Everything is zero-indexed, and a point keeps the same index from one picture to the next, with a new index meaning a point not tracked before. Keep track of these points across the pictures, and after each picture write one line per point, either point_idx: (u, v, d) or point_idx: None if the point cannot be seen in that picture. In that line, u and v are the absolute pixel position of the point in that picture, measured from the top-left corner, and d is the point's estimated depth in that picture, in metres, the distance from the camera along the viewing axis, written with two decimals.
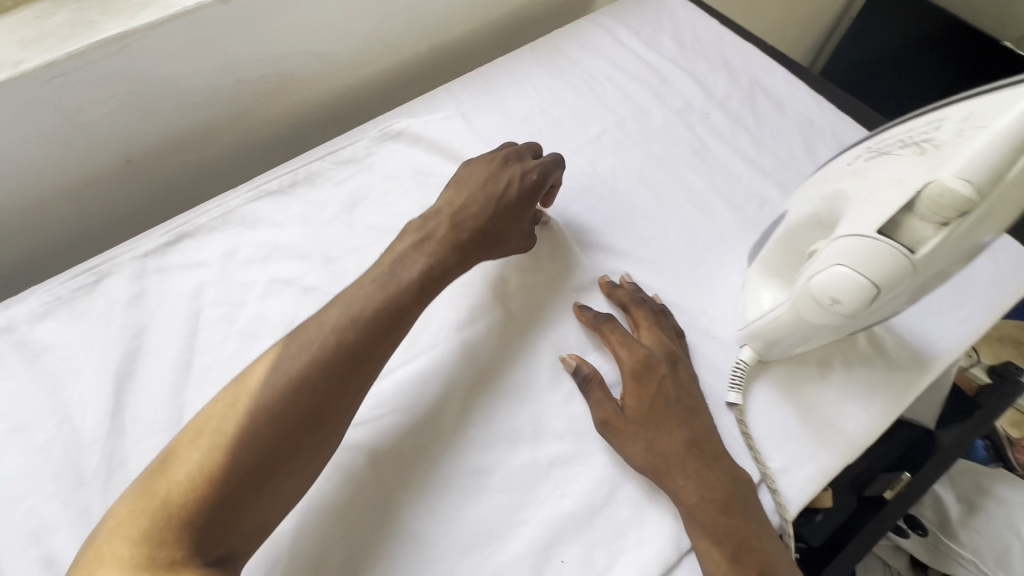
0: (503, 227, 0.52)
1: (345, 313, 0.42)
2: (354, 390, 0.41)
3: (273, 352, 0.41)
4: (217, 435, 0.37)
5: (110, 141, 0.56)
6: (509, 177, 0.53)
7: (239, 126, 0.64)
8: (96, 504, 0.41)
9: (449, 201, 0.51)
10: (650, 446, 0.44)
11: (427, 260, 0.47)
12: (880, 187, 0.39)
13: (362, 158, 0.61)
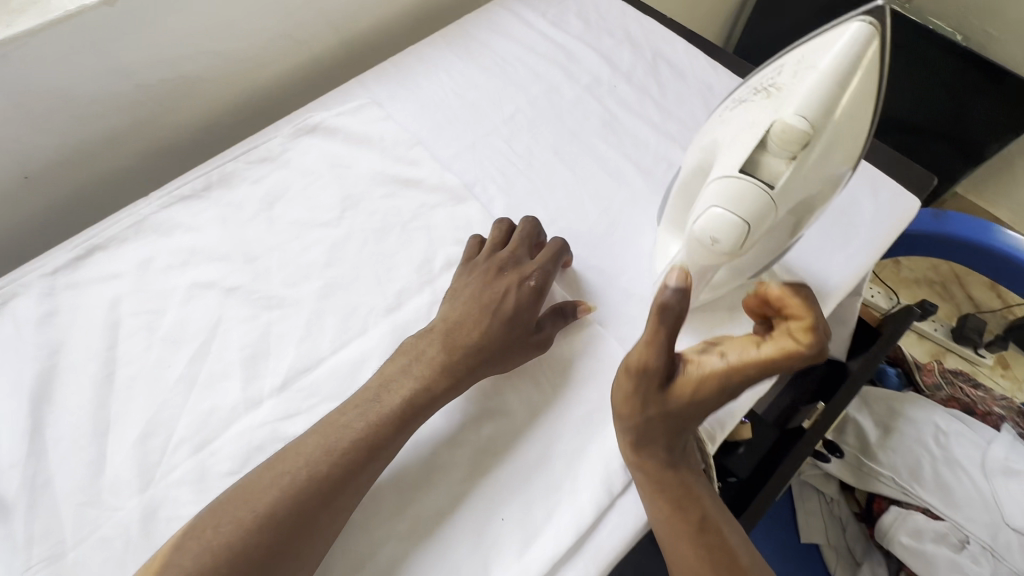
0: (517, 342, 0.48)
1: (342, 443, 0.42)
2: (340, 513, 0.41)
3: (249, 481, 0.41)
4: (175, 570, 0.37)
5: (5, 158, 0.54)
6: (513, 285, 0.50)
7: (146, 135, 0.62)
8: (21, 524, 0.42)
9: (448, 325, 0.48)
10: (670, 390, 0.42)
11: (414, 386, 0.45)
12: (738, 133, 0.40)
13: (277, 155, 0.60)
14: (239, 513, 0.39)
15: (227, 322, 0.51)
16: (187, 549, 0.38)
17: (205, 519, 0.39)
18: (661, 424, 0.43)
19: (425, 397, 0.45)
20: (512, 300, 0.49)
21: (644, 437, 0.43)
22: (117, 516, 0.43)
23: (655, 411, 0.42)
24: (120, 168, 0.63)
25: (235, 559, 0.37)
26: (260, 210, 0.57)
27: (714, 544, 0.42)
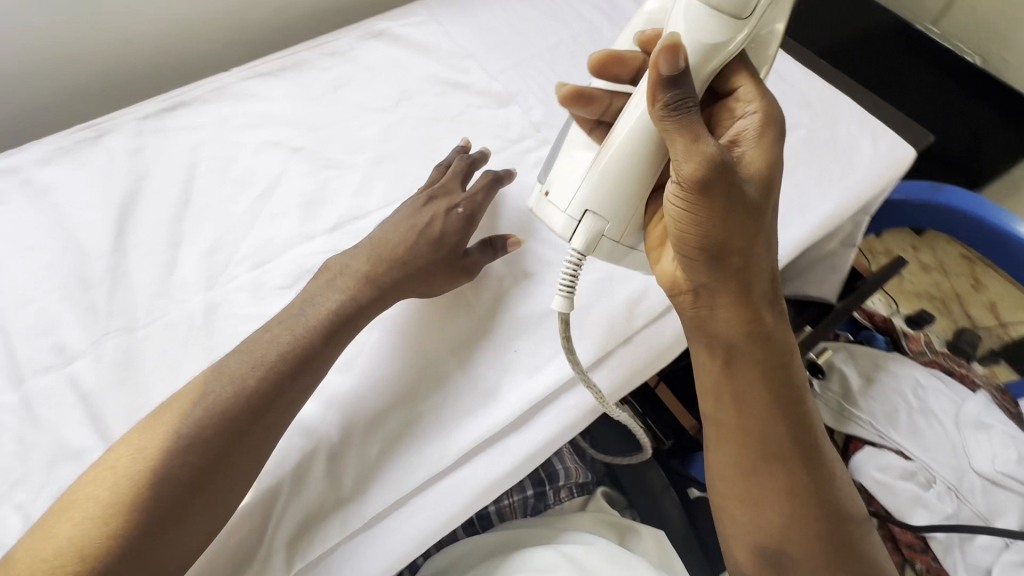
0: (439, 268, 0.49)
1: (264, 357, 0.41)
2: (265, 431, 0.39)
3: (170, 405, 0.38)
4: (96, 503, 0.34)
5: (115, 23, 0.61)
6: (445, 211, 0.50)
7: (231, 27, 0.69)
8: (103, 302, 0.49)
9: (373, 245, 0.48)
10: (756, 202, 0.40)
11: (340, 298, 0.44)
12: None
13: (345, 52, 0.68)
14: (161, 439, 0.37)
15: (290, 174, 0.58)
16: (104, 480, 0.35)
17: (129, 441, 0.37)
18: (755, 283, 0.43)
19: (343, 318, 0.44)
20: (439, 224, 0.50)
21: (738, 295, 0.42)
22: (184, 307, 0.49)
23: (745, 236, 0.41)
24: (204, 50, 0.70)
25: (162, 470, 0.36)
26: (327, 92, 0.65)
27: (801, 449, 0.44)
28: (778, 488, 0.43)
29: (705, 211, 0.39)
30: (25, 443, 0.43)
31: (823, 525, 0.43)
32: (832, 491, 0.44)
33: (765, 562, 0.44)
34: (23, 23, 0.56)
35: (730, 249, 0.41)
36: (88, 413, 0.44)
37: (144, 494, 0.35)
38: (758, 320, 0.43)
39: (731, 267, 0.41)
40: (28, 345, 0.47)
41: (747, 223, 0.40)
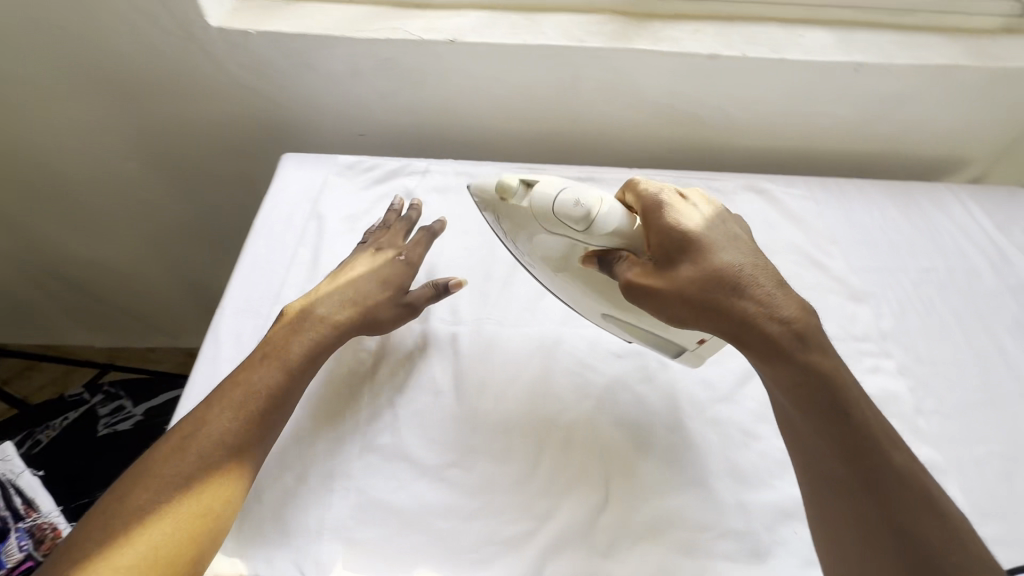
0: (385, 302, 0.58)
1: (239, 377, 0.50)
2: (247, 429, 0.47)
3: (201, 412, 0.48)
4: (165, 485, 0.43)
5: (580, 107, 0.83)
6: (388, 260, 0.61)
7: (645, 138, 0.87)
8: (491, 294, 0.64)
9: (340, 292, 0.57)
10: (691, 276, 0.47)
11: (316, 331, 0.54)
12: (511, 212, 0.53)
13: (727, 193, 0.79)
14: (149, 460, 0.44)
15: None
16: (170, 468, 0.44)
17: (141, 475, 0.44)
18: (754, 312, 0.46)
19: (313, 349, 0.53)
20: (380, 270, 0.60)
21: (747, 332, 0.46)
22: (540, 329, 0.61)
23: (707, 296, 0.47)
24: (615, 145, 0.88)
25: (146, 484, 0.43)
26: None
27: (865, 470, 0.42)
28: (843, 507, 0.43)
29: (674, 301, 0.48)
30: (410, 364, 0.57)
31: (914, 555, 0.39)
32: (916, 517, 0.40)
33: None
34: (531, 87, 0.80)
35: (705, 317, 0.47)
36: (453, 369, 0.57)
37: (141, 506, 0.42)
38: (779, 344, 0.45)
39: (722, 313, 0.47)
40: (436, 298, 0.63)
41: (705, 279, 0.47)
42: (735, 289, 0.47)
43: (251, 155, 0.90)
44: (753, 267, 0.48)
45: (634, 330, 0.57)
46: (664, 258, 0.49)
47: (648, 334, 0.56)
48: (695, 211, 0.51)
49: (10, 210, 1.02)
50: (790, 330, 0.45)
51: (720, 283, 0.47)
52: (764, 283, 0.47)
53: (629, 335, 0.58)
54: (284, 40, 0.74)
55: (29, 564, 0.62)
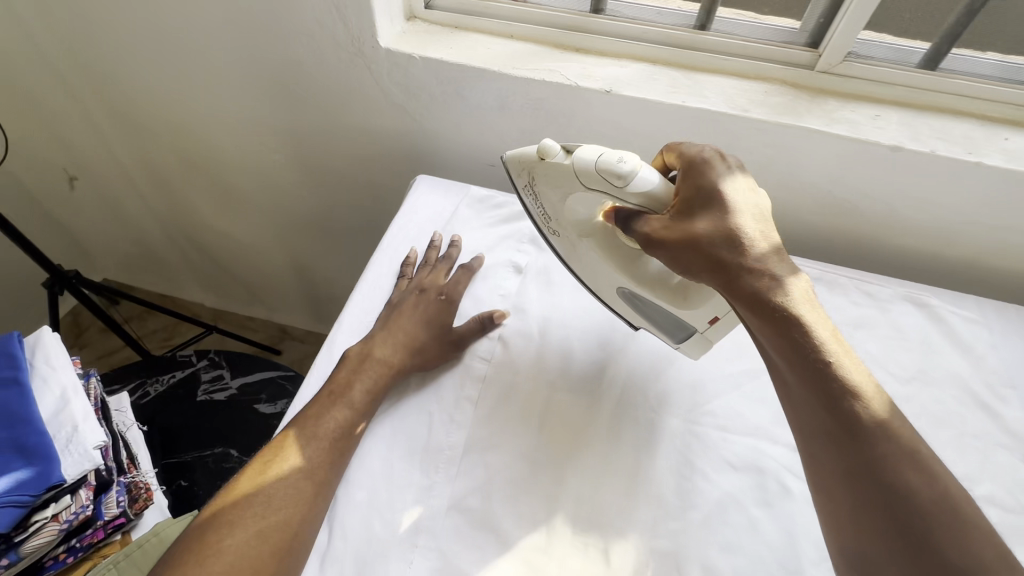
0: (431, 338, 0.59)
1: (312, 410, 0.52)
2: (323, 452, 0.49)
3: (280, 445, 0.49)
4: (248, 514, 0.44)
5: None
6: (430, 298, 0.63)
7: (788, 217, 0.80)
8: (603, 363, 0.61)
9: (396, 333, 0.59)
10: (704, 227, 0.47)
11: (382, 366, 0.55)
12: (544, 176, 0.57)
13: (881, 299, 0.70)
14: (237, 492, 0.46)
15: None
16: (251, 501, 0.45)
17: (226, 506, 0.45)
18: (756, 269, 0.45)
19: (381, 381, 0.55)
20: (426, 312, 0.61)
21: (747, 291, 0.45)
22: (651, 415, 0.57)
23: (719, 254, 0.46)
24: None
25: (235, 504, 0.45)
26: (845, 325, 0.67)
27: (850, 427, 0.40)
28: (836, 474, 0.40)
29: (687, 256, 0.47)
30: (511, 423, 0.55)
31: (906, 526, 0.37)
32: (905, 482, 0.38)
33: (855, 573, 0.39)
34: None
35: (710, 271, 0.46)
36: (553, 439, 0.54)
37: (230, 521, 0.44)
38: (772, 300, 0.44)
39: (729, 272, 0.46)
40: (547, 357, 0.60)
41: (715, 236, 0.46)
42: (734, 244, 0.46)
43: (384, 166, 0.93)
44: (764, 228, 0.47)
45: (646, 308, 0.58)
46: (682, 216, 0.49)
47: (659, 310, 0.57)
48: (730, 173, 0.50)
49: (169, 177, 1.13)
50: (788, 290, 0.44)
51: (733, 240, 0.46)
52: (769, 242, 0.46)
53: (638, 317, 0.60)
54: (443, 67, 0.76)
55: (120, 520, 0.64)
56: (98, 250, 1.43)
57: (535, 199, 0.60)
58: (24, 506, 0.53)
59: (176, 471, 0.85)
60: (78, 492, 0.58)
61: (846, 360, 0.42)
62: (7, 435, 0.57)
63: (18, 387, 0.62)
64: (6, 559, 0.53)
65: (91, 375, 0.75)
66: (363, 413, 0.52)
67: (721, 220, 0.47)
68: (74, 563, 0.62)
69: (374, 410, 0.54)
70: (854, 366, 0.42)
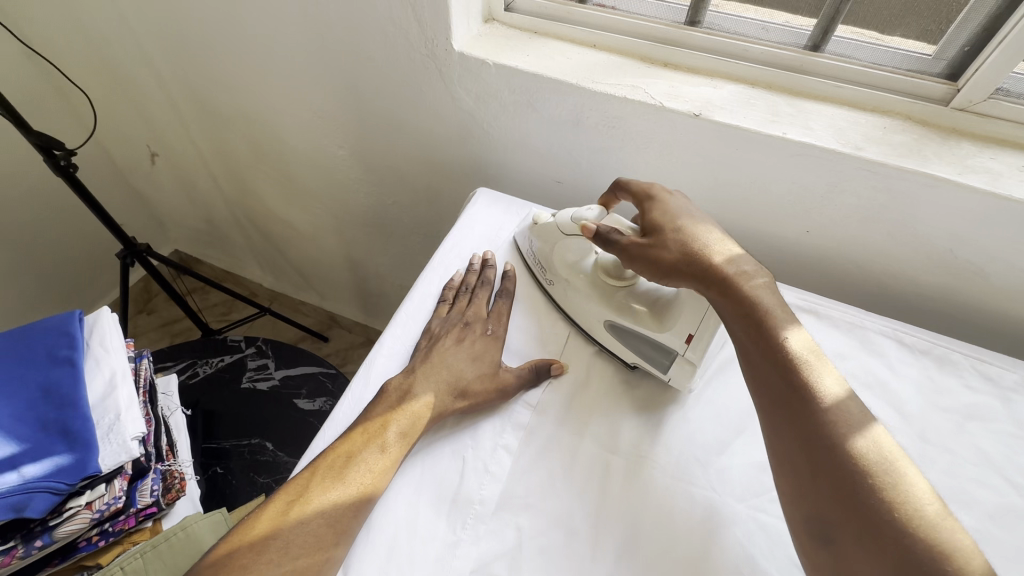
0: (475, 379, 0.54)
1: (343, 448, 0.48)
2: (350, 499, 0.45)
3: (305, 482, 0.46)
4: (264, 560, 0.41)
5: (822, 218, 0.69)
6: (477, 334, 0.58)
7: (891, 271, 0.70)
8: (657, 423, 0.55)
9: (440, 370, 0.54)
10: (675, 236, 0.53)
11: (421, 405, 0.51)
12: (536, 243, 0.64)
13: (1004, 386, 0.59)
14: (257, 533, 0.43)
15: None
16: (268, 546, 0.42)
17: (244, 546, 0.42)
18: (719, 261, 0.50)
19: (419, 421, 0.50)
20: (472, 348, 0.57)
21: (713, 279, 0.49)
22: (708, 493, 0.50)
23: (687, 251, 0.51)
24: (845, 271, 0.73)
25: (251, 546, 0.42)
26: (954, 414, 0.57)
27: (802, 389, 0.42)
28: (791, 437, 0.41)
29: (663, 258, 0.52)
30: (548, 481, 0.50)
31: (855, 476, 0.37)
32: (851, 435, 0.39)
33: (813, 541, 0.38)
34: (769, 184, 0.68)
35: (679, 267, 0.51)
36: (592, 509, 0.49)
37: (244, 566, 0.41)
38: (733, 282, 0.48)
39: (696, 264, 0.50)
40: (593, 410, 0.55)
41: (681, 239, 0.52)
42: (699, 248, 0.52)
43: (444, 172, 0.90)
44: (721, 235, 0.54)
45: (632, 339, 0.57)
46: (651, 224, 0.55)
47: (640, 339, 0.57)
48: (686, 200, 0.58)
49: (238, 162, 1.15)
50: (744, 275, 0.49)
51: (701, 243, 0.52)
52: (727, 245, 0.52)
53: (628, 352, 0.58)
54: (516, 76, 0.71)
55: (152, 510, 0.65)
56: (173, 224, 1.49)
57: (534, 263, 0.65)
58: (59, 493, 0.54)
59: (213, 457, 0.85)
60: (113, 482, 0.59)
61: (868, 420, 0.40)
62: (54, 417, 0.58)
63: (71, 368, 0.63)
64: (39, 541, 0.55)
65: (143, 358, 0.77)
66: (395, 460, 0.48)
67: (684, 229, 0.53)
68: (105, 546, 0.63)
69: (406, 453, 0.49)
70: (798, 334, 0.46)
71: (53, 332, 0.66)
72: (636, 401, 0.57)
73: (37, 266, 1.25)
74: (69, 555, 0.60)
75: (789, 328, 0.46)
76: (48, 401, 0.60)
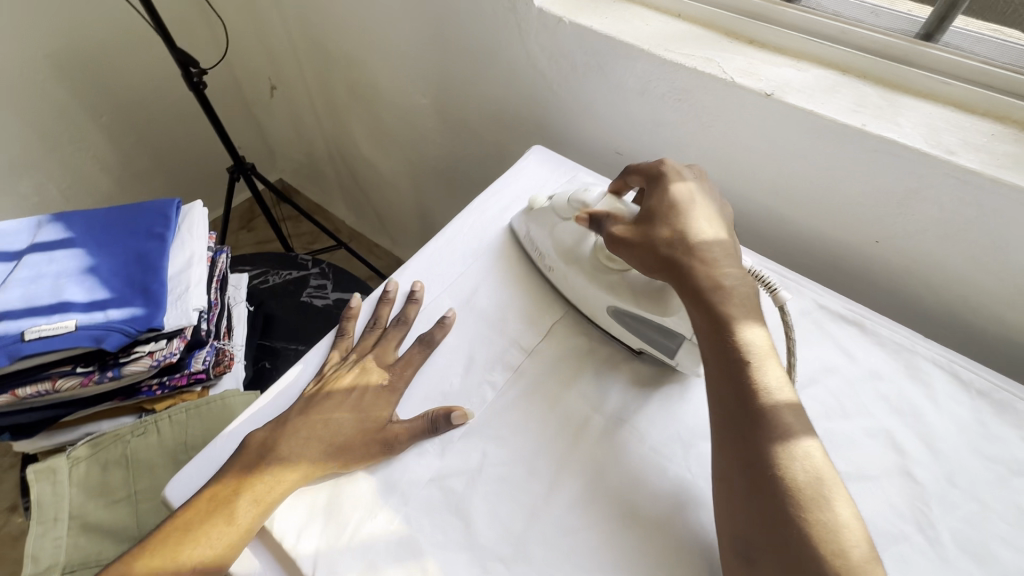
0: (355, 429, 0.50)
1: (253, 452, 0.48)
2: (258, 495, 0.45)
3: (223, 477, 0.47)
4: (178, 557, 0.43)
5: (895, 228, 0.62)
6: (372, 382, 0.53)
7: (972, 302, 0.61)
8: (650, 395, 0.54)
9: (323, 416, 0.50)
10: (660, 230, 0.51)
11: (296, 446, 0.48)
12: (537, 222, 0.62)
13: None
14: (174, 528, 0.44)
15: (876, 488, 0.48)
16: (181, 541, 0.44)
17: (162, 541, 0.44)
18: (706, 271, 0.48)
19: (303, 451, 0.48)
20: (360, 400, 0.52)
21: (695, 288, 0.48)
22: (682, 473, 0.48)
23: (677, 255, 0.49)
24: (914, 293, 0.65)
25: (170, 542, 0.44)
26: (1000, 465, 0.49)
27: (757, 418, 0.43)
28: (737, 455, 0.42)
29: (644, 253, 0.51)
30: (523, 421, 0.51)
31: (787, 507, 0.39)
32: (786, 456, 0.41)
33: (737, 559, 0.40)
34: (839, 183, 0.62)
35: (666, 271, 0.49)
36: (559, 454, 0.49)
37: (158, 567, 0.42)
38: (714, 293, 0.47)
39: (681, 269, 0.49)
40: (587, 370, 0.56)
41: (667, 235, 0.50)
42: (674, 245, 0.50)
43: (512, 129, 0.92)
44: (713, 229, 0.51)
45: (640, 327, 0.54)
46: (641, 219, 0.53)
47: (640, 325, 0.54)
48: (688, 180, 0.55)
49: (337, 102, 1.26)
50: (728, 285, 0.48)
51: (686, 243, 0.50)
52: (721, 246, 0.50)
53: (631, 337, 0.55)
54: (589, 36, 0.70)
55: (201, 376, 0.75)
56: (281, 154, 1.66)
57: (534, 248, 0.63)
58: (129, 336, 0.65)
59: (264, 353, 0.96)
60: (172, 340, 0.69)
61: (799, 444, 0.42)
62: (139, 277, 0.70)
63: (160, 242, 0.74)
64: (111, 372, 0.66)
65: (222, 252, 0.88)
66: (305, 463, 0.47)
67: (670, 221, 0.51)
68: (161, 396, 0.74)
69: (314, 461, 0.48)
70: (760, 338, 0.46)
71: (155, 211, 0.78)
72: (634, 371, 0.56)
73: (168, 170, 1.46)
74: (132, 396, 0.72)
75: (751, 336, 0.46)
76: (138, 264, 0.71)
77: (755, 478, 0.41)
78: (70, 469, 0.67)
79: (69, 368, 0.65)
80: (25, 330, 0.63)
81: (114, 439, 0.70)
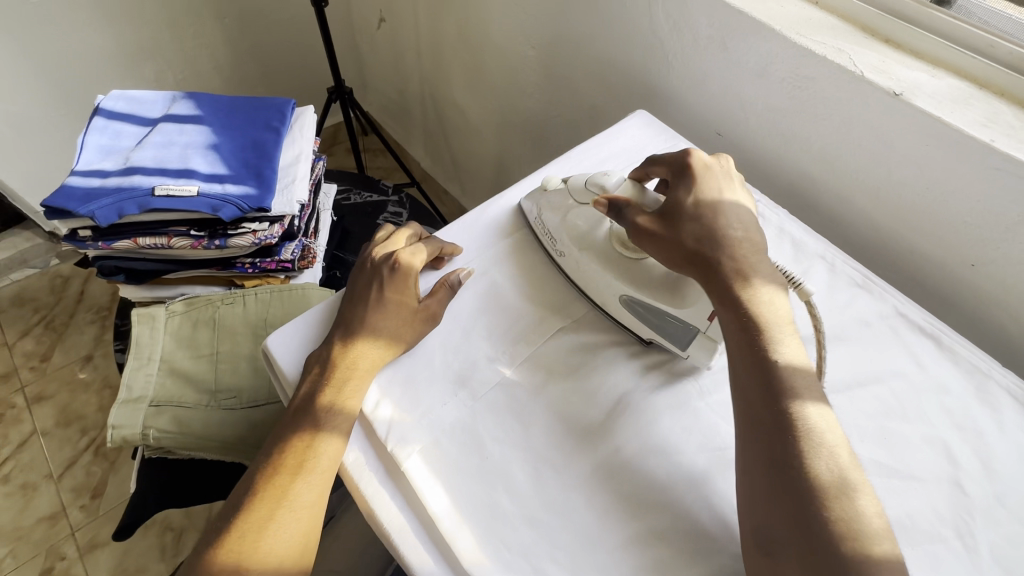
0: (402, 318, 0.53)
1: (332, 347, 0.51)
2: (347, 373, 0.49)
3: (316, 372, 0.50)
4: (301, 444, 0.47)
5: (997, 253, 0.60)
6: (396, 272, 0.55)
7: None
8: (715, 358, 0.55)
9: (362, 311, 0.53)
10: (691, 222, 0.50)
11: (352, 336, 0.51)
12: (559, 205, 0.60)
13: None
14: (290, 424, 0.48)
15: (923, 489, 0.49)
16: (298, 435, 0.47)
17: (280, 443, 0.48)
18: (732, 260, 0.48)
19: (372, 336, 0.52)
20: (390, 293, 0.54)
21: (726, 279, 0.47)
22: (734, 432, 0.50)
23: (702, 248, 0.49)
24: (1000, 324, 0.64)
25: (291, 433, 0.48)
26: None
27: (784, 420, 0.42)
28: (763, 455, 0.42)
29: (672, 245, 0.50)
30: (590, 354, 0.55)
31: (811, 505, 0.39)
32: (817, 456, 0.41)
33: (758, 551, 0.41)
34: (948, 197, 0.61)
35: (689, 265, 0.49)
36: (618, 389, 0.52)
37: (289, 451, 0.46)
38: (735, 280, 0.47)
39: (711, 267, 0.48)
40: None
41: (697, 229, 0.49)
42: (699, 240, 0.49)
43: (614, 93, 0.93)
44: (745, 226, 0.50)
45: (653, 319, 0.53)
46: (667, 209, 0.52)
47: (659, 316, 0.53)
48: (721, 173, 0.54)
49: (442, 43, 1.29)
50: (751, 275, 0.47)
51: (712, 236, 0.49)
52: (749, 243, 0.49)
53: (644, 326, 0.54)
54: (720, 8, 0.70)
55: (287, 265, 0.81)
56: (373, 86, 1.72)
57: (543, 231, 0.60)
58: (240, 212, 0.72)
59: (336, 262, 1.01)
60: (274, 225, 0.75)
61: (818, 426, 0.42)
62: (254, 161, 0.76)
63: (274, 134, 0.80)
64: (218, 241, 0.73)
65: (319, 159, 0.94)
66: (381, 341, 0.52)
67: (697, 220, 0.50)
68: (251, 275, 0.81)
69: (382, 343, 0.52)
70: (779, 312, 0.47)
71: (273, 107, 0.83)
72: None
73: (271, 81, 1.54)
74: (227, 268, 0.79)
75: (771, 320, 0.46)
76: (254, 150, 0.77)
77: (782, 476, 0.41)
78: (166, 318, 0.75)
79: (184, 229, 0.73)
80: (155, 186, 0.70)
81: (206, 302, 0.78)
